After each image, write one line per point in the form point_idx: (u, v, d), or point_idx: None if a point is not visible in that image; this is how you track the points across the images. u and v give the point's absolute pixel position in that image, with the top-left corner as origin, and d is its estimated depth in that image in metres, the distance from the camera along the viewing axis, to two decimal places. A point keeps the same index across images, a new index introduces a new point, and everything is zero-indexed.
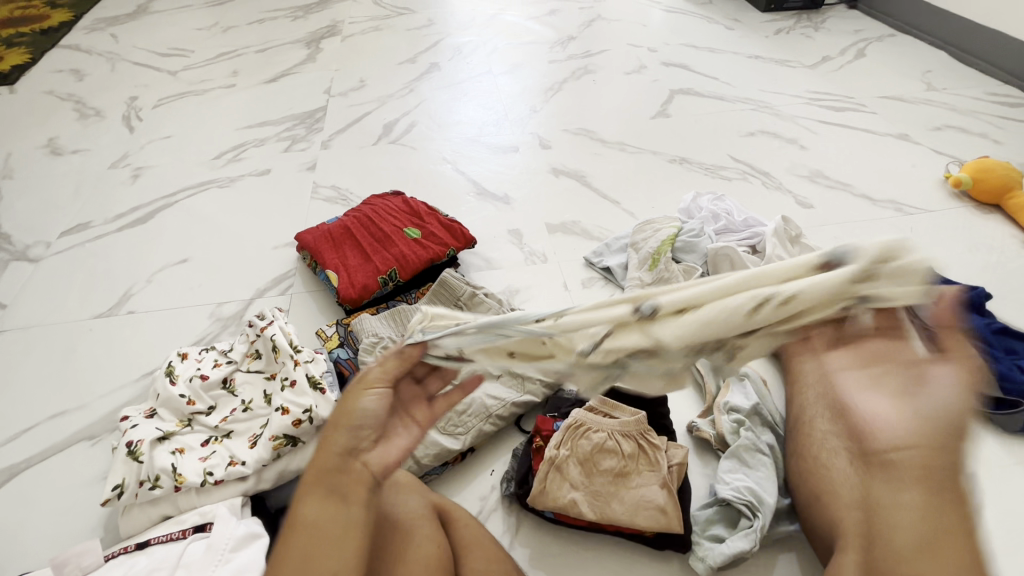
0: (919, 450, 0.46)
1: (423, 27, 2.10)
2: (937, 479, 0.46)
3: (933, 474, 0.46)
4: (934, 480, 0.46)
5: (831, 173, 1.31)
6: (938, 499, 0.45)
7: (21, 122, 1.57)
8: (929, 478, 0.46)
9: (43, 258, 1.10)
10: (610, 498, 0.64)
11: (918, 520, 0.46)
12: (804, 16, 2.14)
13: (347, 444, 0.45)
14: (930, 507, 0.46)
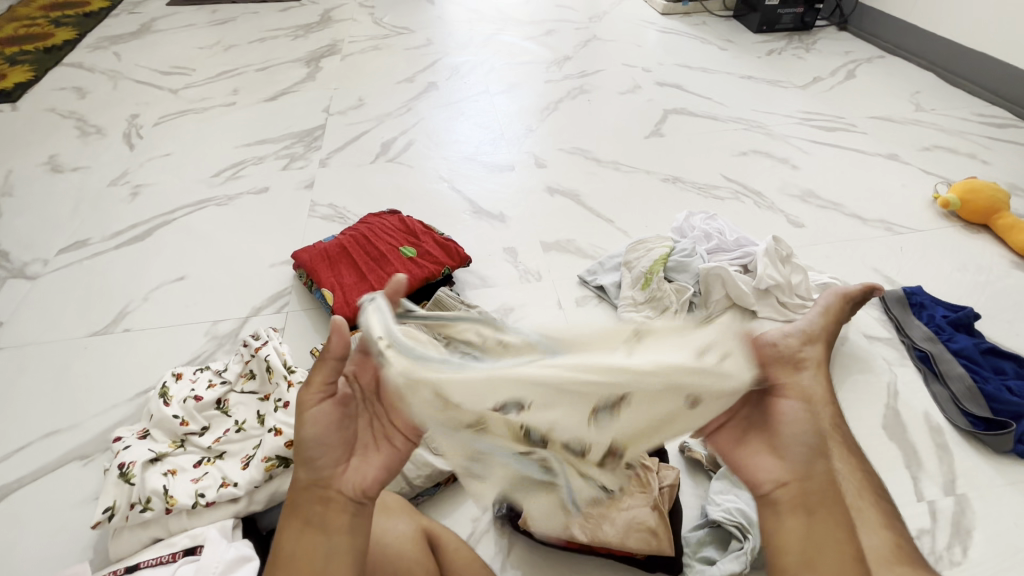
0: (820, 465, 0.51)
1: (421, 46, 2.14)
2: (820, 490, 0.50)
3: (816, 483, 0.50)
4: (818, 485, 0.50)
5: (821, 193, 1.33)
6: (825, 501, 0.49)
7: (23, 139, 1.59)
8: (813, 484, 0.50)
9: (41, 275, 1.11)
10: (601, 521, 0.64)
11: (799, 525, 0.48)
12: (795, 38, 2.18)
13: (312, 474, 0.48)
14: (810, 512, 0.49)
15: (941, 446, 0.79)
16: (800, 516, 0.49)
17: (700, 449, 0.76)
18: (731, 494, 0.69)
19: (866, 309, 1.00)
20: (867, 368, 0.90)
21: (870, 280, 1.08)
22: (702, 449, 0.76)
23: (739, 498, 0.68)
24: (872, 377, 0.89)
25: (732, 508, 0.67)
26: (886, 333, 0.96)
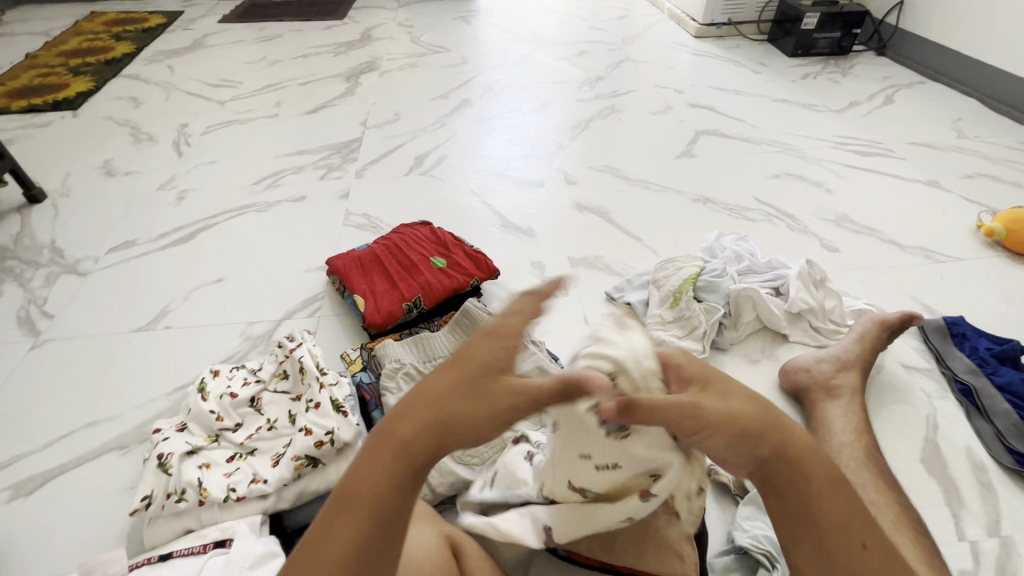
0: (776, 464, 0.47)
1: (457, 65, 2.20)
2: (787, 480, 0.47)
3: (795, 481, 0.47)
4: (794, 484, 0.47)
5: (857, 218, 1.30)
6: (823, 497, 0.46)
7: (81, 144, 1.69)
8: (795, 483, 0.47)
9: (91, 272, 1.17)
10: (631, 550, 0.58)
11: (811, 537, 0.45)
12: (831, 62, 2.17)
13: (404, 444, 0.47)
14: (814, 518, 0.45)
15: (986, 485, 0.76)
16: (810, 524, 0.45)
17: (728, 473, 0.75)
18: (760, 520, 0.68)
19: (903, 338, 0.97)
20: (904, 399, 0.87)
21: (908, 308, 1.05)
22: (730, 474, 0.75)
23: (768, 526, 0.67)
24: (910, 409, 0.86)
25: (761, 535, 0.65)
26: (926, 364, 0.93)
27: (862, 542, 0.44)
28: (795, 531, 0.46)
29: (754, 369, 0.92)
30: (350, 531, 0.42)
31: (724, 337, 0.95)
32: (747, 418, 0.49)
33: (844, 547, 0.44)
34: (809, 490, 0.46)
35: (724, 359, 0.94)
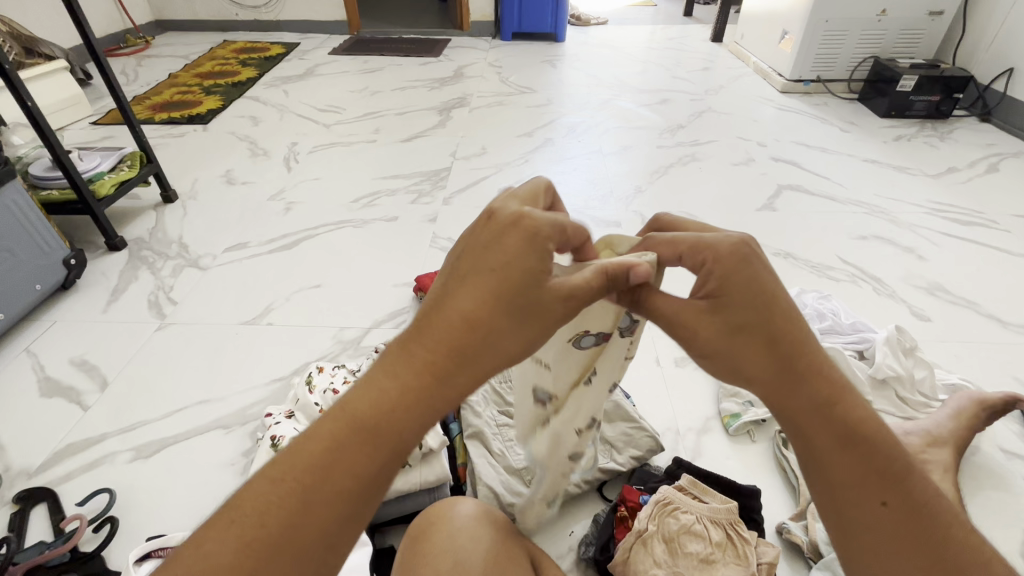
0: (770, 403, 0.44)
1: (542, 105, 2.31)
2: (820, 404, 0.43)
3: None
4: (857, 444, 0.42)
5: (952, 288, 1.25)
6: (838, 454, 0.43)
7: (208, 154, 1.91)
8: (796, 382, 0.43)
9: (210, 268, 1.31)
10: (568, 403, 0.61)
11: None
12: (928, 125, 2.10)
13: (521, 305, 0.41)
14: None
15: None
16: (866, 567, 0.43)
17: (801, 533, 0.73)
18: None
19: (1003, 420, 0.92)
20: (1002, 485, 0.82)
21: (1010, 389, 0.99)
22: (803, 534, 0.73)
23: None
24: (1008, 497, 0.81)
25: None
26: None
27: (881, 500, 0.42)
28: (844, 548, 0.44)
29: None
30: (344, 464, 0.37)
31: None
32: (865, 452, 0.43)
33: (864, 510, 0.42)
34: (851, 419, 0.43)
35: None
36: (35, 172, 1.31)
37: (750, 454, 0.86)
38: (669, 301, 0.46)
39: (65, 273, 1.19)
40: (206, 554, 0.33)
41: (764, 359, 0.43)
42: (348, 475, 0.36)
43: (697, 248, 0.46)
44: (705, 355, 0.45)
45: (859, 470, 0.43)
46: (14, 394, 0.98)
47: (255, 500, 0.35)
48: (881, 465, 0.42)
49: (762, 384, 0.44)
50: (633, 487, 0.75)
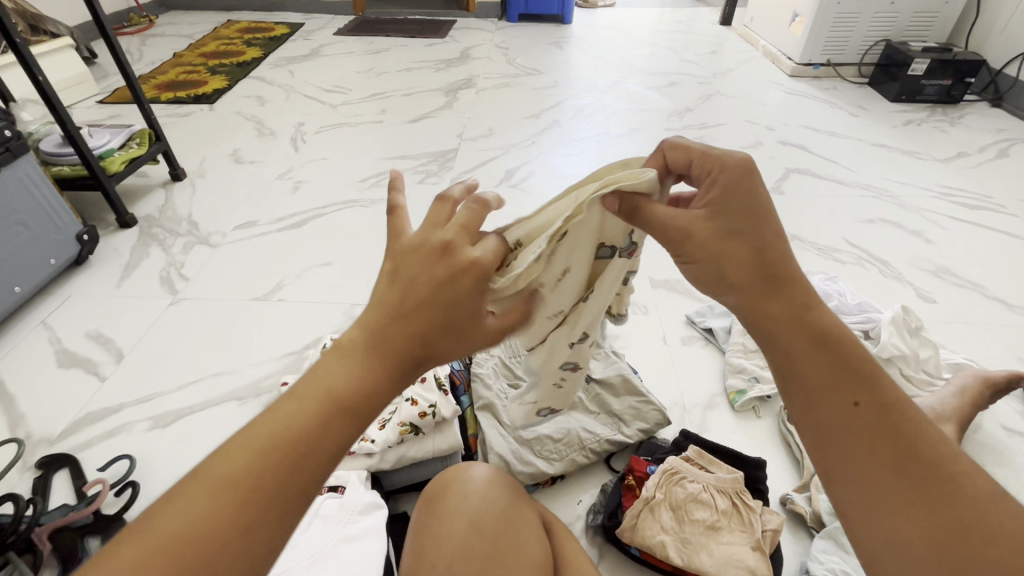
0: (745, 308, 0.45)
1: (549, 87, 2.29)
2: (781, 300, 0.43)
3: (944, 496, 0.36)
4: (828, 347, 0.42)
5: (958, 271, 1.25)
6: (810, 356, 0.42)
7: (215, 133, 1.91)
8: (772, 286, 0.44)
9: (220, 245, 1.32)
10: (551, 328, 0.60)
11: (890, 544, 0.37)
12: (938, 110, 2.09)
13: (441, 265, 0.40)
14: (904, 508, 0.36)
15: None
16: (849, 482, 0.39)
17: (805, 504, 0.75)
18: (837, 555, 0.67)
19: (1005, 399, 0.93)
20: (1002, 462, 0.84)
21: (1013, 369, 1.00)
22: (807, 505, 0.75)
23: (845, 561, 0.66)
24: (1008, 473, 0.83)
25: (838, 569, 0.65)
26: None
27: (853, 400, 0.40)
28: (829, 469, 0.40)
29: None
30: (279, 468, 0.32)
31: None
32: (834, 353, 0.42)
33: (834, 412, 0.40)
34: (819, 321, 0.43)
35: None
36: (46, 148, 1.32)
37: (755, 429, 0.88)
38: (661, 210, 0.46)
39: (78, 249, 1.20)
40: (175, 520, 0.30)
41: (743, 256, 0.44)
42: (320, 444, 0.33)
43: (707, 158, 0.46)
44: (686, 258, 0.47)
45: (824, 367, 0.41)
46: (32, 366, 1.00)
47: (226, 468, 0.32)
48: (853, 366, 0.41)
49: (743, 289, 0.44)
50: (640, 458, 0.77)
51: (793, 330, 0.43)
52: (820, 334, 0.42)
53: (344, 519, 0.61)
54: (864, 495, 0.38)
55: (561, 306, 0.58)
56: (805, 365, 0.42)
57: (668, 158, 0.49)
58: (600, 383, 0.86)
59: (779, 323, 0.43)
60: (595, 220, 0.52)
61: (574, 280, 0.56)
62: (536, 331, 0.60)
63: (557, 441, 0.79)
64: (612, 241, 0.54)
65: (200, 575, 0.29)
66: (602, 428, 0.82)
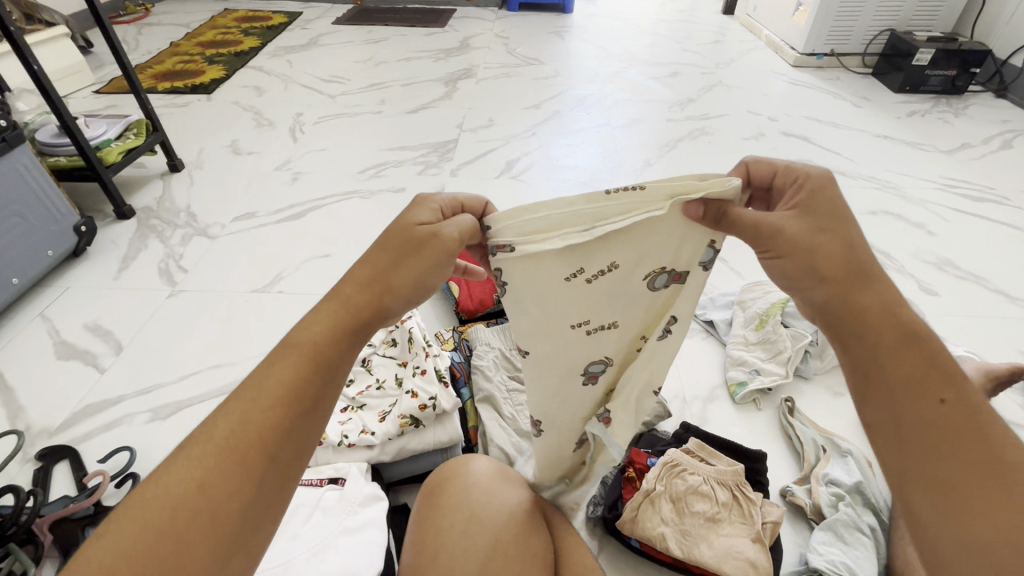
0: (837, 303, 0.41)
1: (550, 77, 2.27)
2: (872, 295, 0.41)
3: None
4: (919, 344, 0.39)
5: (961, 263, 1.24)
6: (897, 350, 0.39)
7: (213, 124, 1.90)
8: (866, 282, 0.41)
9: (218, 236, 1.32)
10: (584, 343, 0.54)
11: (964, 546, 0.34)
12: (942, 101, 2.07)
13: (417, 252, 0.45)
14: (990, 511, 0.33)
15: None
16: (921, 481, 0.36)
17: (804, 496, 0.75)
18: (836, 547, 0.68)
19: (1007, 391, 0.93)
20: None
21: (1015, 361, 1.00)
22: (806, 497, 0.75)
23: (843, 553, 0.67)
24: None
25: (837, 560, 0.66)
26: None
27: (939, 397, 0.37)
28: (899, 466, 0.37)
29: (838, 403, 0.91)
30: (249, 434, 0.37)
31: (808, 366, 0.94)
32: (923, 353, 0.39)
33: (917, 408, 0.37)
34: (912, 320, 0.40)
35: (806, 387, 0.94)
36: (42, 138, 1.31)
37: (756, 421, 0.88)
38: (748, 212, 0.44)
39: (75, 240, 1.19)
40: (167, 482, 0.35)
41: (839, 249, 0.42)
42: (277, 391, 0.39)
43: (792, 170, 0.46)
44: (770, 252, 0.44)
45: (915, 366, 0.38)
46: (31, 357, 0.99)
47: (218, 433, 0.37)
48: (940, 367, 0.38)
49: (834, 280, 0.41)
50: (641, 450, 0.77)
51: (895, 327, 0.40)
52: (918, 339, 0.39)
53: (344, 511, 0.60)
54: (940, 494, 0.35)
55: (603, 318, 0.53)
56: (895, 362, 0.39)
57: (752, 169, 0.48)
58: None
59: (875, 326, 0.40)
60: (672, 233, 0.48)
61: (615, 288, 0.51)
62: (569, 345, 0.54)
63: None
64: (675, 266, 0.50)
65: (199, 513, 0.34)
66: None
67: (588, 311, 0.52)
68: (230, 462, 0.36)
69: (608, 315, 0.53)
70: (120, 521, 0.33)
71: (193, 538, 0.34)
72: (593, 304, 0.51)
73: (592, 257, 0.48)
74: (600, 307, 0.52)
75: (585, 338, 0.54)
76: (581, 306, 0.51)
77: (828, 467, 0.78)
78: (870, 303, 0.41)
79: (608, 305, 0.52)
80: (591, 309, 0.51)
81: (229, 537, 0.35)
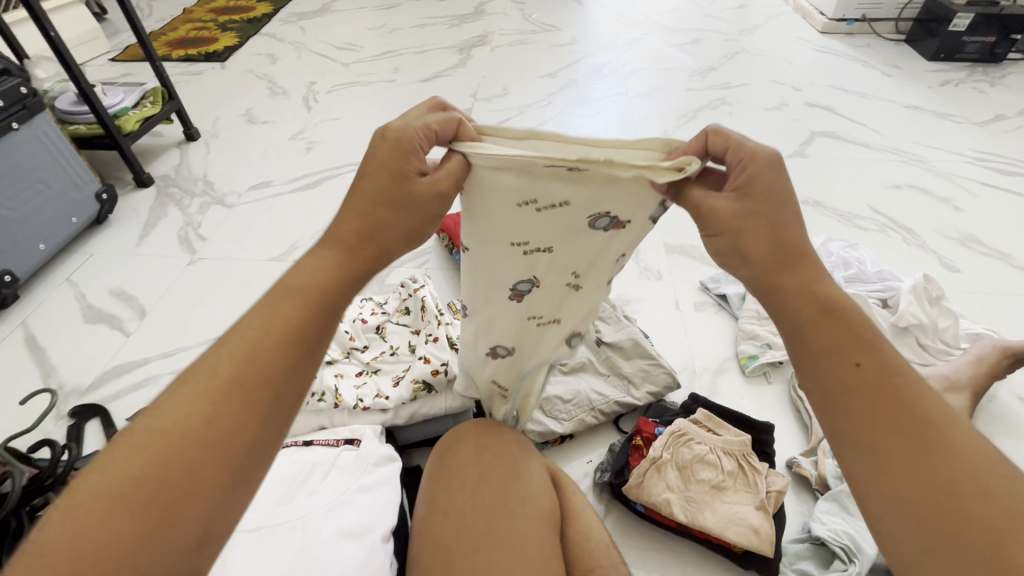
0: (757, 282, 0.43)
1: (566, 44, 2.21)
2: (794, 272, 0.42)
3: (943, 451, 0.35)
4: (833, 315, 0.41)
5: (986, 240, 1.21)
6: (815, 322, 0.41)
7: (228, 92, 1.89)
8: (789, 265, 0.42)
9: (235, 205, 1.33)
10: (516, 261, 0.53)
11: (883, 496, 0.36)
12: (978, 69, 1.97)
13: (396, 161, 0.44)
14: (905, 464, 0.36)
15: None
16: (847, 441, 0.38)
17: (810, 467, 0.76)
18: (839, 516, 0.69)
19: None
20: (1014, 433, 0.84)
21: None
22: (813, 469, 0.76)
23: (847, 522, 0.68)
24: (1020, 444, 0.82)
25: (840, 529, 0.67)
26: None
27: (854, 360, 0.39)
28: (830, 428, 0.40)
29: None
30: (247, 369, 0.38)
31: None
32: (847, 326, 0.40)
33: (835, 372, 0.40)
34: (828, 293, 0.42)
35: None
36: (62, 106, 1.32)
37: (765, 394, 0.88)
38: (698, 194, 0.43)
39: (97, 208, 1.22)
40: (175, 411, 0.36)
41: (766, 235, 0.42)
42: (283, 329, 0.40)
43: (740, 149, 0.41)
44: (709, 232, 0.44)
45: (828, 338, 0.41)
46: (60, 321, 1.03)
47: (211, 372, 0.38)
48: (855, 330, 0.40)
49: (757, 260, 0.42)
50: (649, 419, 0.78)
51: (803, 290, 0.42)
52: (839, 316, 0.41)
53: (360, 471, 0.63)
54: (863, 454, 0.38)
55: (539, 241, 0.52)
56: (814, 333, 0.41)
57: (710, 145, 0.43)
58: (611, 347, 0.87)
59: (790, 292, 0.42)
60: (614, 185, 0.46)
61: (556, 221, 0.50)
62: (499, 263, 0.54)
63: (566, 401, 0.81)
64: (620, 213, 0.49)
65: (208, 446, 0.35)
66: (612, 390, 0.83)
67: (518, 237, 0.51)
68: (237, 395, 0.37)
69: (545, 241, 0.52)
70: (126, 454, 0.34)
71: (198, 473, 0.34)
72: (525, 225, 0.50)
73: (541, 191, 0.47)
74: (531, 231, 0.51)
75: (518, 259, 0.53)
76: (511, 224, 0.51)
77: None
78: (795, 267, 0.42)
79: (546, 233, 0.51)
80: (527, 231, 0.51)
81: (230, 473, 0.36)
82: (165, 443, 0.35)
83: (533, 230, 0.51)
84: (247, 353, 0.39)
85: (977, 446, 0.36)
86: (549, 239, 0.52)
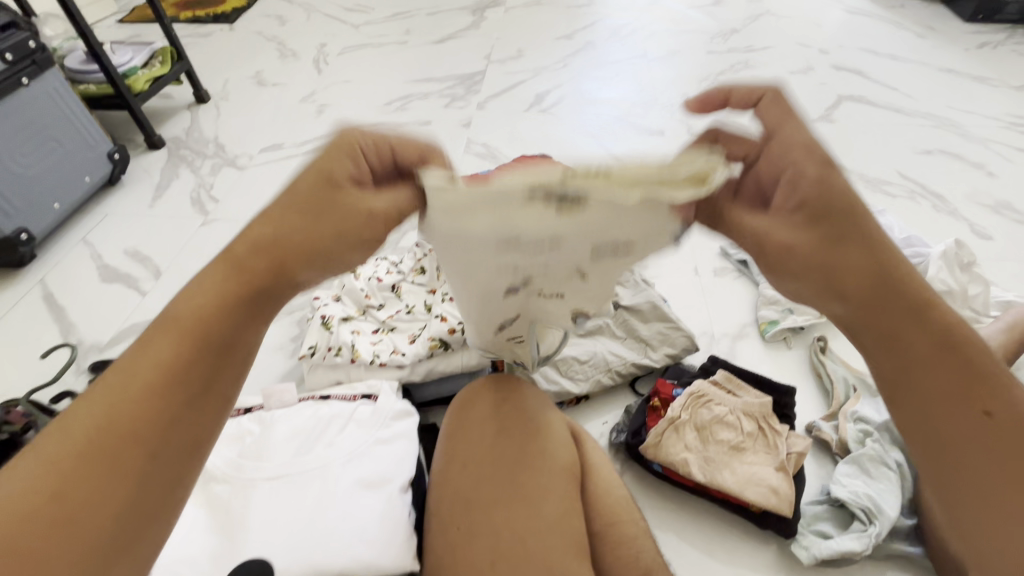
0: (817, 300, 0.38)
1: (583, 5, 2.13)
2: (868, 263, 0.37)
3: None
4: (922, 315, 0.36)
5: (1020, 207, 1.16)
6: (905, 328, 0.37)
7: (237, 55, 1.85)
8: (840, 239, 0.36)
9: (247, 167, 1.32)
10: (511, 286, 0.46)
11: (971, 490, 0.36)
12: (1018, 31, 1.87)
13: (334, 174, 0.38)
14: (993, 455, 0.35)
15: None
16: (932, 439, 0.37)
17: (831, 432, 0.75)
18: (860, 479, 0.68)
19: None
20: None
21: None
22: (833, 433, 0.74)
23: (867, 485, 0.67)
24: None
25: (860, 491, 0.66)
26: None
27: (947, 364, 0.36)
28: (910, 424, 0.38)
29: None
30: (157, 395, 0.35)
31: None
32: (928, 333, 0.36)
33: (931, 376, 0.36)
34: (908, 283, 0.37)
35: None
36: (71, 65, 1.30)
37: (785, 360, 0.87)
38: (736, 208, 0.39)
39: (110, 168, 1.21)
40: (70, 436, 0.33)
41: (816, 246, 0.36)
42: (191, 345, 0.37)
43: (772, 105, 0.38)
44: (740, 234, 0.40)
45: (910, 341, 0.37)
46: (77, 279, 1.04)
47: (111, 397, 0.35)
48: (943, 333, 0.36)
49: (822, 276, 0.37)
50: (667, 381, 0.77)
51: (878, 300, 0.37)
52: (913, 321, 0.37)
53: (378, 424, 0.63)
54: (947, 449, 0.36)
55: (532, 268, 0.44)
56: (895, 339, 0.37)
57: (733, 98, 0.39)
58: (629, 309, 0.85)
59: (857, 306, 0.37)
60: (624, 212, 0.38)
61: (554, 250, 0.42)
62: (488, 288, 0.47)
63: (583, 362, 0.80)
64: (641, 239, 0.41)
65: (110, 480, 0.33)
66: (629, 352, 0.82)
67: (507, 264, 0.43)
68: (148, 425, 0.35)
69: (541, 266, 0.44)
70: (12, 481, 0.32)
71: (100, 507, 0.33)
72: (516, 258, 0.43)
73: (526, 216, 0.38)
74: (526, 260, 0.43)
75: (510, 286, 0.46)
76: (496, 254, 0.42)
77: (858, 405, 0.77)
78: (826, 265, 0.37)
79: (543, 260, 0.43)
80: (521, 262, 0.43)
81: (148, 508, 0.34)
82: (60, 476, 0.33)
83: (529, 261, 0.43)
84: (158, 377, 0.36)
85: (1018, 392, 0.36)
86: (545, 266, 0.44)
